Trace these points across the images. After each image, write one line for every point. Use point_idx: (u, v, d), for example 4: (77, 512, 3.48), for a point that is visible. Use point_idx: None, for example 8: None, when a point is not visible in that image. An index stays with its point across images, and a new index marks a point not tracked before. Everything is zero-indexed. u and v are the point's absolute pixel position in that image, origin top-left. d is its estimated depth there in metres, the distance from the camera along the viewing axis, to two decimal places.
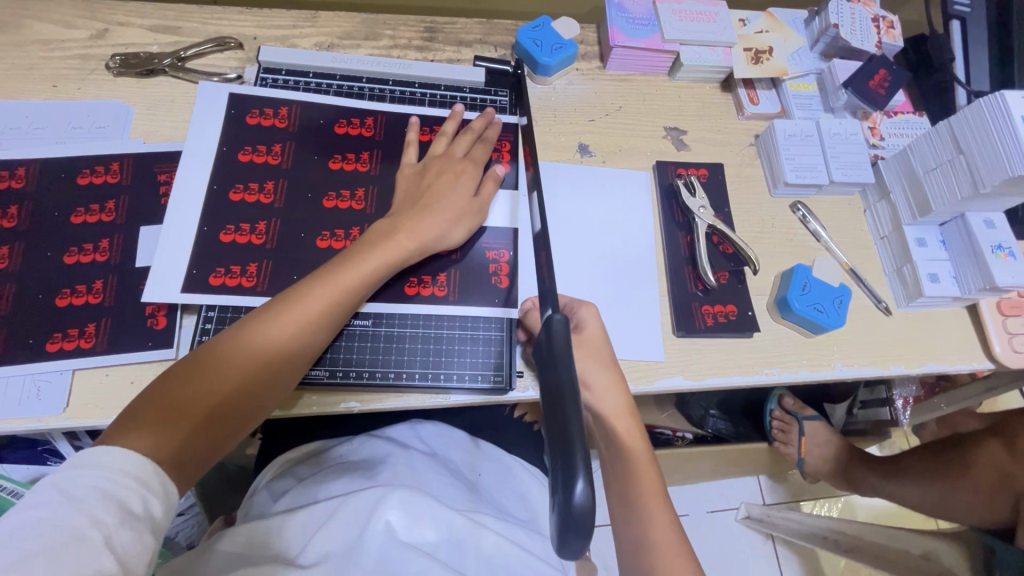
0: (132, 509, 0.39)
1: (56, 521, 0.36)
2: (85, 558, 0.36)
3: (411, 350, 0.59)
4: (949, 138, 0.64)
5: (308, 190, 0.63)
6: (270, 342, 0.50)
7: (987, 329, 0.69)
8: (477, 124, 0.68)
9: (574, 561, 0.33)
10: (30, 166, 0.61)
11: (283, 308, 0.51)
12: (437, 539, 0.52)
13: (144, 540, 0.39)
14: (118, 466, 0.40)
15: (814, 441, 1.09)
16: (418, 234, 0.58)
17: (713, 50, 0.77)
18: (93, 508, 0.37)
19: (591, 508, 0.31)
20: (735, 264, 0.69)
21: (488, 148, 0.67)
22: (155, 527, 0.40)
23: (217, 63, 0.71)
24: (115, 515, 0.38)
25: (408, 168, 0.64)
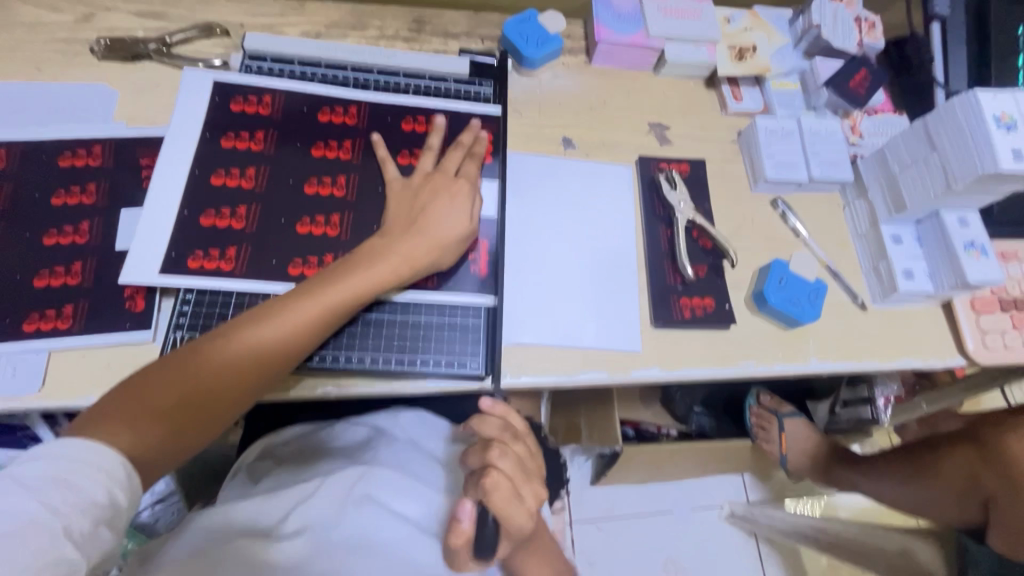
0: (94, 499, 0.39)
1: (12, 511, 0.36)
2: (46, 549, 0.37)
3: (389, 336, 0.60)
4: (925, 136, 0.65)
5: (289, 178, 0.63)
6: (260, 346, 0.50)
7: (961, 325, 0.70)
8: (465, 138, 0.66)
9: None
10: (11, 148, 0.61)
11: (273, 315, 0.51)
12: (416, 517, 0.53)
13: (99, 531, 0.39)
14: (85, 457, 0.40)
15: (795, 438, 1.10)
16: (406, 252, 0.57)
17: (697, 47, 0.78)
18: (52, 499, 0.38)
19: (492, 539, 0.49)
20: (713, 258, 0.70)
21: (477, 163, 0.66)
22: (116, 516, 0.41)
23: (203, 49, 0.71)
24: (77, 506, 0.38)
25: (395, 182, 0.63)
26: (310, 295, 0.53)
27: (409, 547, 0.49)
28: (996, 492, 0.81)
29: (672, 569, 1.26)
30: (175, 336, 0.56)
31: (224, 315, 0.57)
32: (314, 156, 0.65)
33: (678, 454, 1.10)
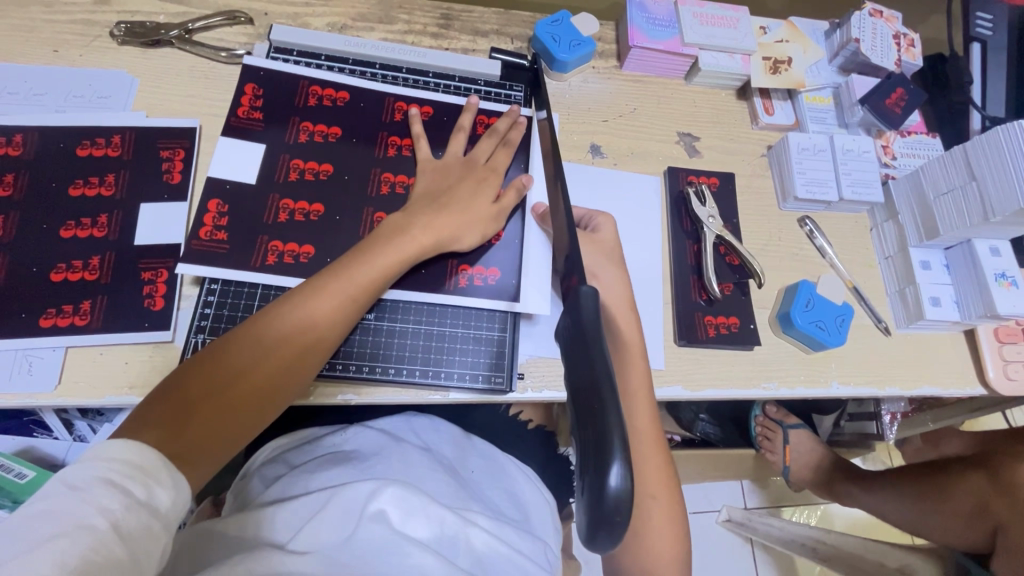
0: (135, 496, 0.38)
1: (57, 511, 0.35)
2: (95, 545, 0.35)
3: (419, 345, 0.59)
4: (963, 164, 0.64)
5: (343, 175, 0.63)
6: (302, 321, 0.50)
7: (983, 355, 0.69)
8: (502, 125, 0.67)
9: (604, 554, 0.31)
10: (28, 134, 0.59)
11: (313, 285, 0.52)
12: (431, 534, 0.52)
13: (151, 528, 0.38)
14: (126, 456, 0.39)
15: (799, 450, 1.11)
16: (436, 231, 0.58)
17: (732, 58, 0.76)
18: (94, 497, 0.36)
19: (625, 503, 0.29)
20: (740, 275, 0.69)
21: (510, 152, 0.66)
22: (161, 516, 0.39)
23: (226, 37, 0.69)
24: (120, 501, 0.37)
25: (428, 165, 0.63)
26: (346, 266, 0.53)
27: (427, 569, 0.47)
28: (1004, 521, 0.80)
29: None
30: (197, 340, 0.55)
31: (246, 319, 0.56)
32: (368, 155, 0.64)
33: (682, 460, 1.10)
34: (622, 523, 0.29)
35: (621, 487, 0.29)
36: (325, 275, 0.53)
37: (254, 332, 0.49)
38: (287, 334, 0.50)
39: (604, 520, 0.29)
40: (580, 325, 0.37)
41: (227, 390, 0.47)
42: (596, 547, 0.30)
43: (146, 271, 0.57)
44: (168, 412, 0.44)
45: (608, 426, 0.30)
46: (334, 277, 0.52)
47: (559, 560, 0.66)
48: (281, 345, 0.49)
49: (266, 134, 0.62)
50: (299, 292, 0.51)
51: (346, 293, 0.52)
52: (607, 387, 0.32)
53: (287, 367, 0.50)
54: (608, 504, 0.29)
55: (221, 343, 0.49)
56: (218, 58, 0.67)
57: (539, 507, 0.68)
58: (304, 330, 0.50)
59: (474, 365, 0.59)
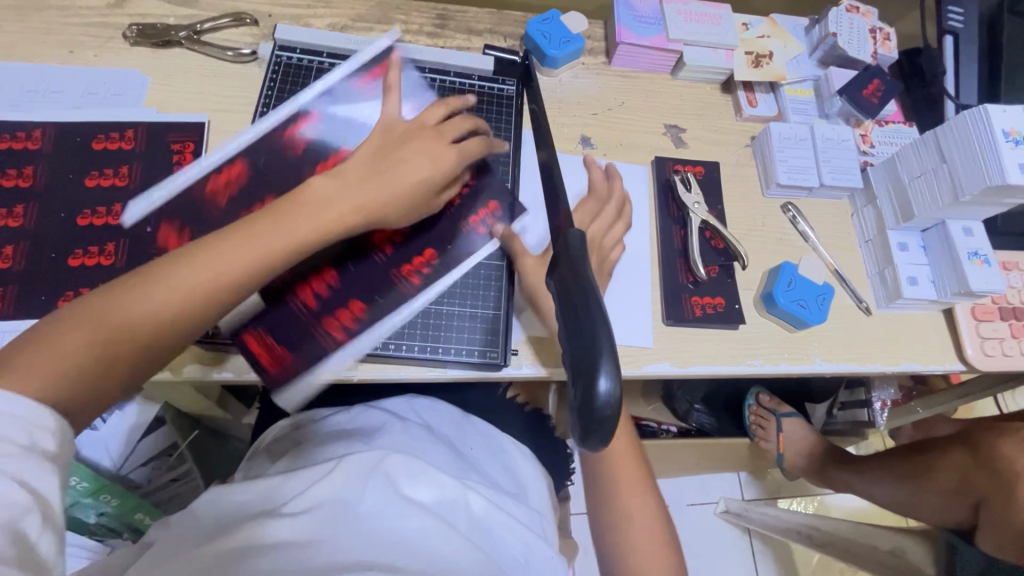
0: (19, 443, 0.35)
1: (29, 460, 0.38)
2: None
3: (405, 332, 0.61)
4: (934, 146, 0.67)
5: (322, 166, 0.64)
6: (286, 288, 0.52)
7: (960, 332, 0.72)
8: (462, 109, 0.64)
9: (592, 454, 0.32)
10: (46, 129, 0.63)
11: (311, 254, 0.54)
12: (432, 499, 0.54)
13: (44, 473, 0.35)
14: (7, 408, 0.35)
15: (791, 437, 1.13)
16: (376, 206, 0.54)
17: (715, 52, 0.79)
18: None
19: (614, 405, 0.30)
20: (725, 258, 0.72)
21: (471, 132, 0.62)
22: (51, 459, 0.36)
23: (232, 38, 0.72)
24: (4, 451, 0.34)
25: (385, 143, 0.60)
26: (335, 240, 0.55)
27: (426, 530, 0.50)
28: (986, 495, 0.82)
29: None
30: None
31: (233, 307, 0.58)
32: (347, 147, 0.65)
33: (678, 448, 1.12)
34: (612, 428, 0.30)
35: (611, 391, 0.30)
36: (249, 232, 0.47)
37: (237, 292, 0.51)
38: (202, 293, 0.45)
39: (594, 422, 0.30)
40: (566, 248, 0.38)
41: (125, 349, 0.42)
42: (586, 446, 0.32)
43: (157, 256, 0.60)
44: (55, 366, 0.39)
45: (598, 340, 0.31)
46: (259, 236, 0.47)
47: (555, 533, 0.68)
48: (195, 308, 0.44)
49: (272, 131, 0.66)
50: (214, 245, 0.46)
51: (274, 259, 0.48)
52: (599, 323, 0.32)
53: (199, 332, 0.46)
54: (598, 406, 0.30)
55: (120, 287, 0.43)
56: (225, 57, 0.71)
57: (535, 483, 0.71)
58: (219, 295, 0.45)
59: (453, 353, 0.61)
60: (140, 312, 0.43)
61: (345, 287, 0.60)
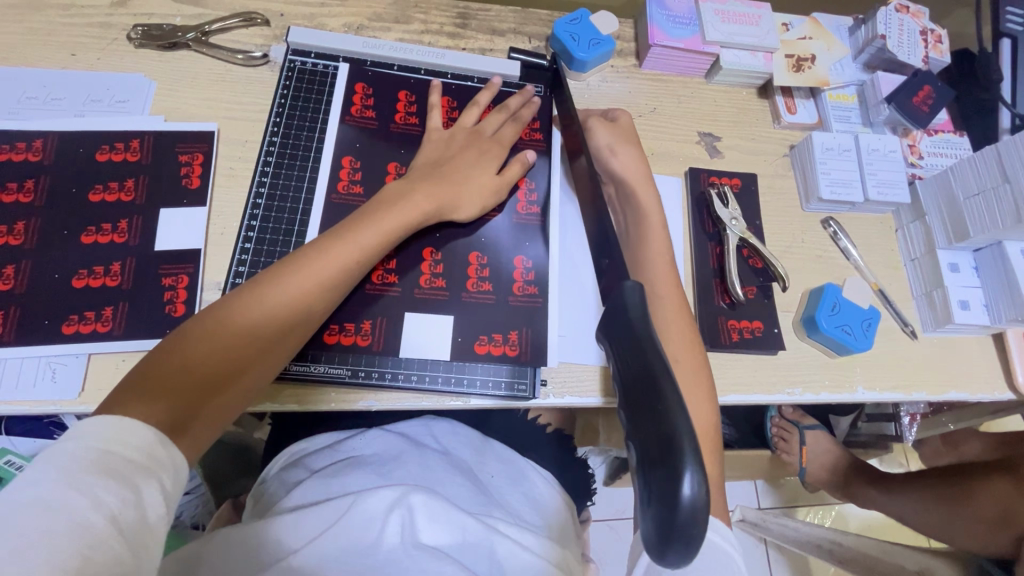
0: (131, 485, 0.37)
1: (51, 502, 0.34)
2: (95, 542, 0.34)
3: (487, 311, 0.60)
4: (995, 164, 0.62)
5: (356, 142, 0.63)
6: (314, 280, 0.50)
7: (1012, 359, 0.68)
8: (513, 102, 0.67)
9: (672, 567, 0.30)
10: (48, 139, 0.59)
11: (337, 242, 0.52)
12: (451, 543, 0.52)
13: (145, 521, 0.37)
14: (118, 438, 0.39)
15: (815, 451, 1.10)
16: (435, 195, 0.58)
17: (754, 55, 0.74)
18: (90, 485, 0.36)
19: (701, 511, 0.27)
20: (763, 279, 0.68)
21: (517, 128, 0.66)
22: (159, 503, 0.39)
23: (242, 39, 0.68)
24: (117, 496, 0.36)
25: (435, 134, 0.63)
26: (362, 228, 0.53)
27: None
28: None
29: None
30: None
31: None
32: (383, 126, 0.65)
33: None
34: (700, 536, 0.28)
35: (697, 495, 0.27)
36: (305, 255, 0.51)
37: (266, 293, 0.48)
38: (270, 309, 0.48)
39: (677, 528, 0.28)
40: (626, 320, 0.38)
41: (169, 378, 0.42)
42: (665, 559, 0.29)
43: (166, 277, 0.57)
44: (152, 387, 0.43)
45: (677, 430, 0.29)
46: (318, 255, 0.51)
47: (580, 568, 0.65)
48: (264, 324, 0.48)
49: (288, 142, 0.63)
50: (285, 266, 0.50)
51: (332, 273, 0.51)
52: (678, 413, 0.30)
53: (273, 342, 0.48)
54: (685, 514, 0.27)
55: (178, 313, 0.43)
56: (235, 60, 0.67)
57: (559, 512, 0.68)
58: (290, 309, 0.49)
59: (532, 328, 0.60)
60: (220, 335, 0.46)
61: (421, 272, 0.60)
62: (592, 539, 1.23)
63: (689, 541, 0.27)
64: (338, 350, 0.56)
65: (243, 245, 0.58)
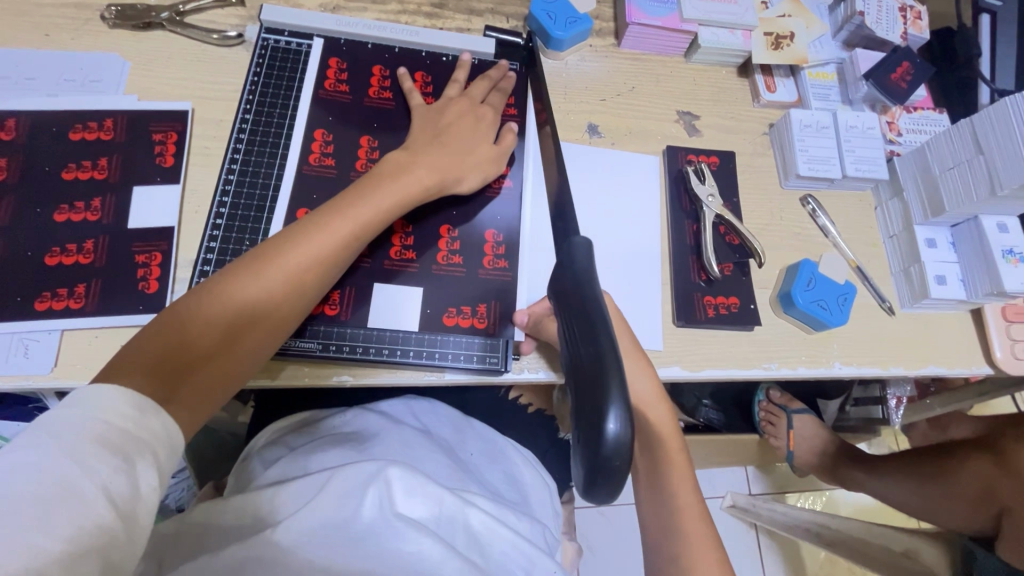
0: (123, 454, 0.36)
1: (42, 470, 0.34)
2: (84, 509, 0.33)
3: (458, 285, 0.60)
4: (969, 138, 0.62)
5: (328, 115, 0.64)
6: (312, 256, 0.50)
7: (990, 334, 0.68)
8: (494, 73, 0.67)
9: (597, 505, 0.33)
10: (21, 119, 0.59)
11: (339, 214, 0.51)
12: (428, 516, 0.51)
13: (137, 492, 0.36)
14: (110, 408, 0.38)
15: (802, 434, 1.10)
16: (432, 164, 0.57)
17: (732, 33, 0.74)
18: (82, 453, 0.35)
19: (625, 449, 0.30)
20: (740, 255, 0.68)
21: (502, 98, 0.67)
22: (151, 475, 0.38)
23: (217, 19, 0.68)
24: (110, 465, 0.35)
25: (421, 108, 0.63)
26: (364, 202, 0.53)
27: (423, 553, 0.48)
28: (1010, 505, 0.79)
29: None
30: None
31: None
32: (357, 100, 0.65)
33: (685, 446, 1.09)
34: (623, 470, 0.31)
35: (620, 433, 0.30)
36: (301, 229, 0.50)
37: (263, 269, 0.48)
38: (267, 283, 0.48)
39: (603, 464, 0.31)
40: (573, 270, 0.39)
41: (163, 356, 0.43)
42: (594, 497, 0.32)
43: (139, 254, 0.57)
44: (151, 363, 0.43)
45: (608, 377, 0.32)
46: (314, 229, 0.50)
47: (558, 544, 0.66)
48: (263, 299, 0.48)
49: (262, 119, 0.63)
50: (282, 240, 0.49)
51: (329, 249, 0.50)
52: (612, 362, 0.32)
53: (271, 317, 0.48)
54: (607, 450, 0.30)
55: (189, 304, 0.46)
56: (210, 40, 0.67)
57: (538, 491, 0.68)
58: (286, 284, 0.48)
59: (501, 301, 0.60)
60: (218, 310, 0.46)
61: (392, 244, 0.60)
62: (580, 524, 1.23)
63: (611, 473, 0.31)
64: (309, 322, 0.56)
65: (215, 222, 0.58)
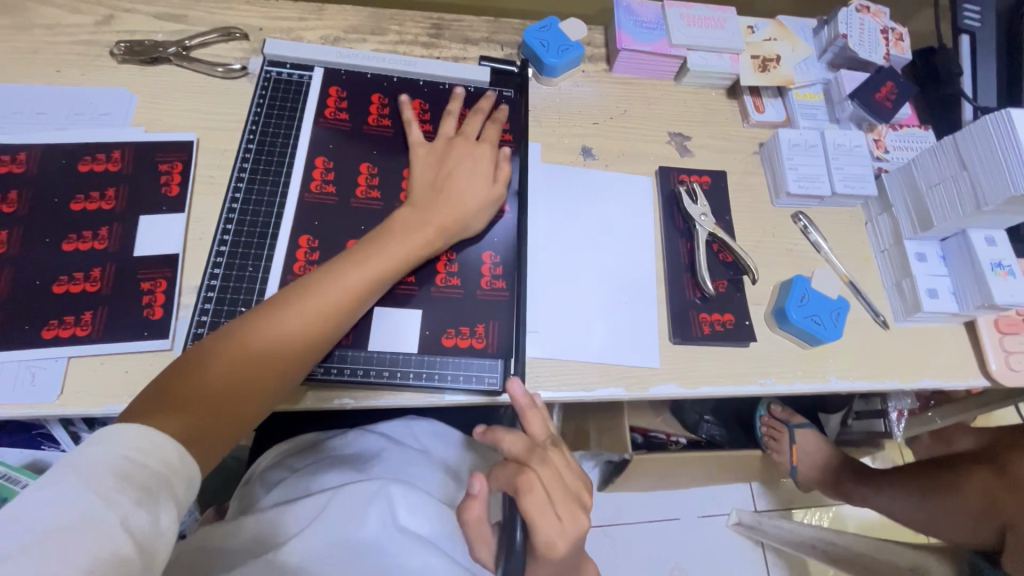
0: (141, 490, 0.37)
1: (66, 504, 0.34)
2: (103, 544, 0.34)
3: (457, 306, 0.61)
4: (953, 154, 0.64)
5: (328, 143, 0.65)
6: (333, 302, 0.52)
7: (984, 346, 0.69)
8: (486, 104, 0.69)
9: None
10: (31, 151, 0.61)
11: (359, 263, 0.54)
12: (430, 531, 0.52)
13: (155, 528, 0.37)
14: (133, 446, 0.39)
15: (804, 449, 1.09)
16: (435, 220, 0.59)
17: (720, 57, 0.76)
18: (103, 489, 0.35)
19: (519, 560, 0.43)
20: (734, 272, 0.69)
21: (497, 128, 0.68)
22: (169, 512, 0.38)
23: (222, 53, 0.71)
24: (132, 499, 0.36)
25: (421, 147, 0.64)
26: (380, 255, 0.55)
27: (429, 567, 0.49)
28: (1012, 520, 0.79)
29: None
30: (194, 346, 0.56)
31: (249, 291, 0.59)
32: (355, 128, 0.67)
33: (688, 463, 1.08)
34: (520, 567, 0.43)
35: None
36: (315, 279, 0.52)
37: (286, 315, 0.50)
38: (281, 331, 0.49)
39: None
40: None
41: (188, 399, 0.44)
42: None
43: (144, 281, 0.58)
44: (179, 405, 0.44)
45: None
46: (330, 279, 0.52)
47: None
48: (285, 343, 0.50)
49: (265, 147, 0.65)
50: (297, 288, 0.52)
51: (340, 298, 0.52)
52: None
53: (291, 361, 0.50)
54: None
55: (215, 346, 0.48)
56: (214, 73, 0.69)
57: None
58: (308, 328, 0.50)
59: (499, 321, 0.61)
60: (242, 354, 0.48)
61: None
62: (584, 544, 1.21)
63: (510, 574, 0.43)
64: None
65: (218, 249, 0.60)
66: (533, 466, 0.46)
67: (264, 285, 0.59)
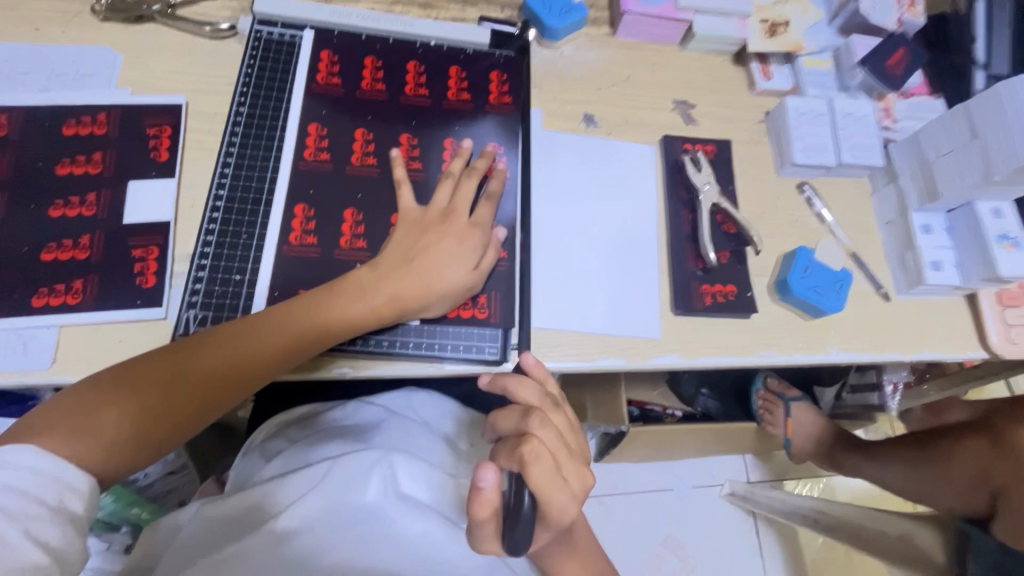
0: (47, 503, 0.39)
1: None
2: (12, 554, 0.36)
3: None
4: (964, 123, 0.63)
5: (320, 109, 0.63)
6: (308, 323, 0.51)
7: (985, 319, 0.68)
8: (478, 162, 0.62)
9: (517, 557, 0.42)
10: (12, 114, 0.59)
11: (351, 291, 0.53)
12: (432, 498, 0.52)
13: (66, 535, 0.39)
14: (29, 463, 0.40)
15: (799, 422, 1.10)
16: (386, 278, 0.54)
17: (727, 21, 0.74)
18: (5, 502, 0.37)
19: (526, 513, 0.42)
20: (737, 244, 0.68)
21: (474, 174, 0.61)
22: (76, 522, 0.41)
23: (210, 12, 0.68)
24: (36, 511, 0.38)
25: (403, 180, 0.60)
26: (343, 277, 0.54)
27: (431, 533, 0.48)
28: (1006, 485, 0.79)
29: (671, 545, 1.27)
30: (189, 315, 0.55)
31: (245, 258, 0.57)
32: (350, 92, 0.65)
33: (684, 435, 1.09)
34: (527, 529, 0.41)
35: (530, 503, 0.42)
36: (299, 302, 0.52)
37: (260, 324, 0.51)
38: (231, 357, 0.49)
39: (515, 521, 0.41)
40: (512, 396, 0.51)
41: (123, 386, 0.46)
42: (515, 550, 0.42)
43: (136, 248, 0.57)
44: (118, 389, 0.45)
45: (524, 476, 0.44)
46: (311, 306, 0.52)
47: None
48: (247, 355, 0.50)
49: (256, 111, 0.63)
50: (261, 317, 0.51)
51: (317, 321, 0.52)
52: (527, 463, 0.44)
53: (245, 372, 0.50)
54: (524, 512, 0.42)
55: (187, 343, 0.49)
56: (202, 33, 0.66)
57: None
58: (273, 343, 0.50)
59: (500, 292, 0.61)
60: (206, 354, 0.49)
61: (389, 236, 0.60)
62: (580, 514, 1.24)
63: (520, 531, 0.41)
64: None
65: (211, 216, 0.58)
66: (534, 432, 0.47)
67: (259, 253, 0.57)
